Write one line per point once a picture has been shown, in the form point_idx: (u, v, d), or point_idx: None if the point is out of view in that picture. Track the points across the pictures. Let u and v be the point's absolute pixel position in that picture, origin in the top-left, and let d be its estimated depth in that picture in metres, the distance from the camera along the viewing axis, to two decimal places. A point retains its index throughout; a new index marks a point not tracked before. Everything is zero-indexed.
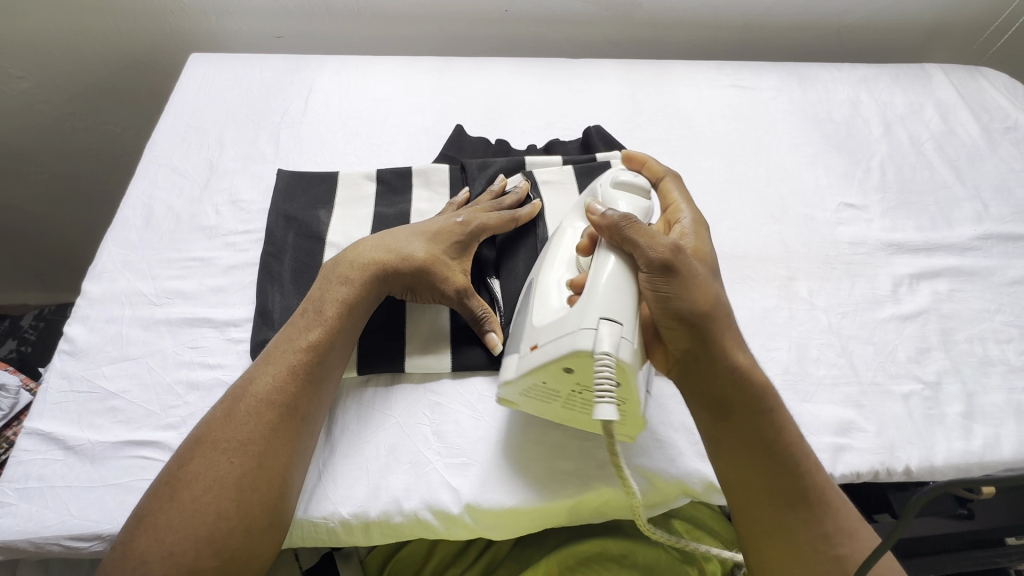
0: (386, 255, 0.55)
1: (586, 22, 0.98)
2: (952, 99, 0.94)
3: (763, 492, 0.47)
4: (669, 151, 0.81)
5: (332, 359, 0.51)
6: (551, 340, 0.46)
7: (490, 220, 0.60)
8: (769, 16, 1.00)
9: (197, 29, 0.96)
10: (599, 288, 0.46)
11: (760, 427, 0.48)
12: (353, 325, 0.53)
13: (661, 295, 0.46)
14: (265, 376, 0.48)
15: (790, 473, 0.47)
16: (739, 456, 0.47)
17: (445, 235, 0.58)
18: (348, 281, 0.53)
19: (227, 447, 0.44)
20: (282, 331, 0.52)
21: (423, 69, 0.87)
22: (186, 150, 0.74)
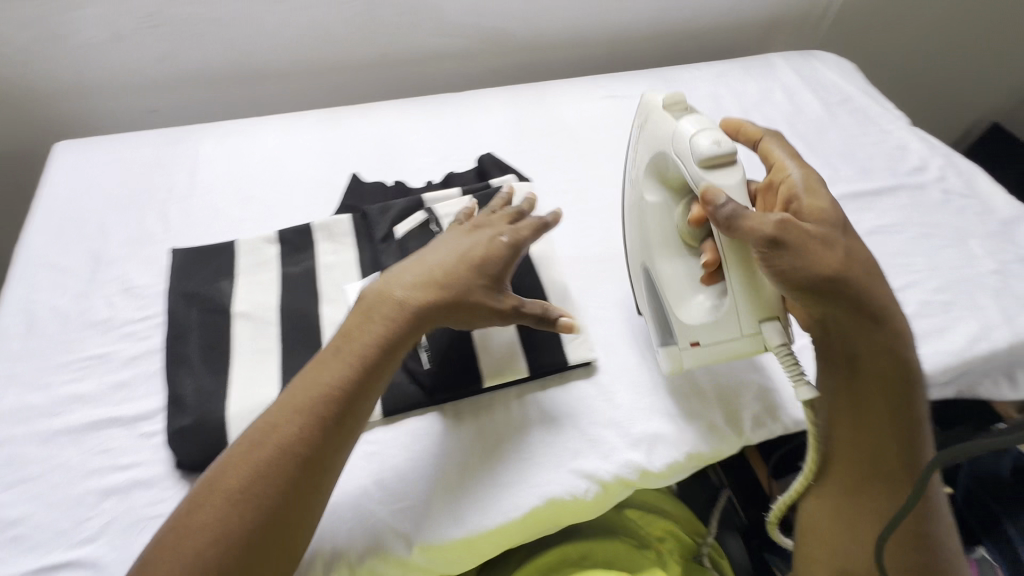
0: (426, 292, 0.54)
1: (464, 56, 1.03)
2: (794, 82, 1.06)
3: (875, 451, 0.52)
4: (560, 164, 0.86)
5: (341, 421, 0.49)
6: (715, 342, 0.54)
7: (529, 232, 0.60)
8: (629, 30, 1.10)
9: (61, 114, 0.92)
10: (740, 289, 0.52)
11: (874, 386, 0.53)
12: (368, 380, 0.51)
13: (786, 274, 0.49)
14: (263, 446, 0.46)
15: (898, 433, 0.52)
16: (869, 424, 0.52)
17: (477, 255, 0.57)
18: (403, 321, 0.53)
19: (211, 526, 0.43)
20: (307, 374, 0.50)
21: (310, 123, 0.88)
22: (65, 244, 0.70)
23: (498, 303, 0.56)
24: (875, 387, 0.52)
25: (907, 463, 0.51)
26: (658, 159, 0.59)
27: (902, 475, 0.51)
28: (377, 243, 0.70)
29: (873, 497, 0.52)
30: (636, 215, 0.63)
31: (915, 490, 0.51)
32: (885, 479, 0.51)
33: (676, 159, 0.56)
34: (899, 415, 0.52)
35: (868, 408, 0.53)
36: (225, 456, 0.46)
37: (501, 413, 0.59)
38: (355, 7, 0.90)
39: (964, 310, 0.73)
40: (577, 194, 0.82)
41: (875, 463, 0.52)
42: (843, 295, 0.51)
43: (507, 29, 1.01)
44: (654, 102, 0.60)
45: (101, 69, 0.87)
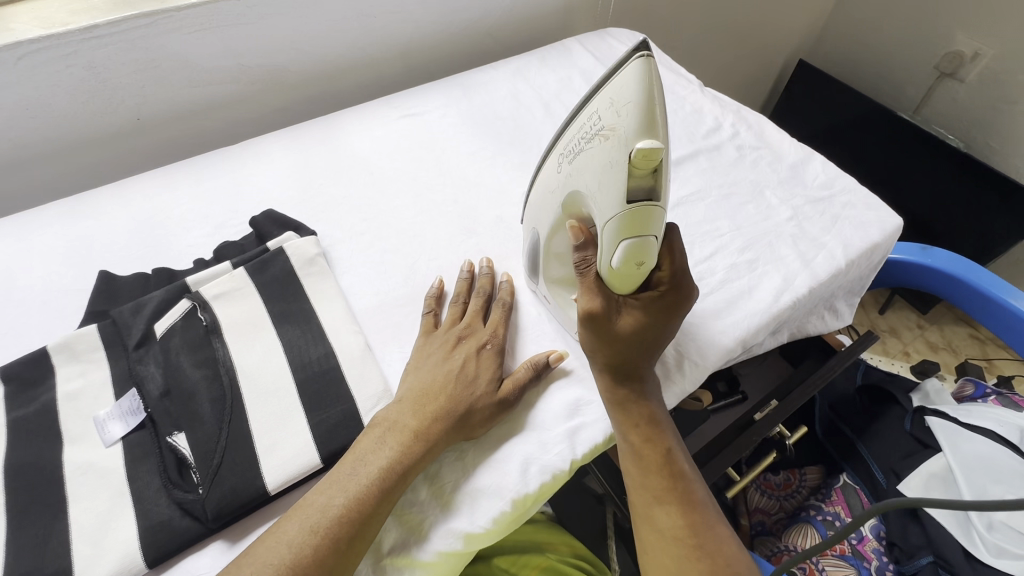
0: (428, 407, 0.54)
1: (237, 101, 0.92)
2: (591, 64, 1.06)
3: (653, 489, 0.54)
4: (354, 203, 0.79)
5: (350, 550, 0.48)
6: (559, 315, 0.64)
7: (501, 325, 0.63)
8: (420, 39, 1.03)
9: None
10: None
11: (647, 426, 0.56)
12: (376, 509, 0.49)
13: (603, 348, 0.55)
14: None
15: (674, 469, 0.55)
16: (640, 456, 0.55)
17: (466, 367, 0.58)
18: (406, 446, 0.52)
19: None
20: (315, 499, 0.49)
21: (46, 218, 0.74)
22: None
23: (502, 395, 0.57)
24: (650, 426, 0.56)
25: (682, 500, 0.54)
26: (580, 191, 0.51)
27: (681, 513, 0.53)
28: (130, 350, 0.60)
29: (660, 540, 0.52)
30: (550, 190, 0.57)
31: (701, 532, 0.52)
32: (666, 517, 0.53)
33: (596, 224, 0.50)
34: (674, 453, 0.56)
35: (646, 444, 0.55)
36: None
37: None
38: (75, 74, 0.76)
39: (767, 264, 0.74)
40: (374, 234, 0.75)
41: (656, 501, 0.54)
42: (624, 354, 0.55)
43: (278, 64, 0.91)
44: (626, 137, 0.44)
45: None
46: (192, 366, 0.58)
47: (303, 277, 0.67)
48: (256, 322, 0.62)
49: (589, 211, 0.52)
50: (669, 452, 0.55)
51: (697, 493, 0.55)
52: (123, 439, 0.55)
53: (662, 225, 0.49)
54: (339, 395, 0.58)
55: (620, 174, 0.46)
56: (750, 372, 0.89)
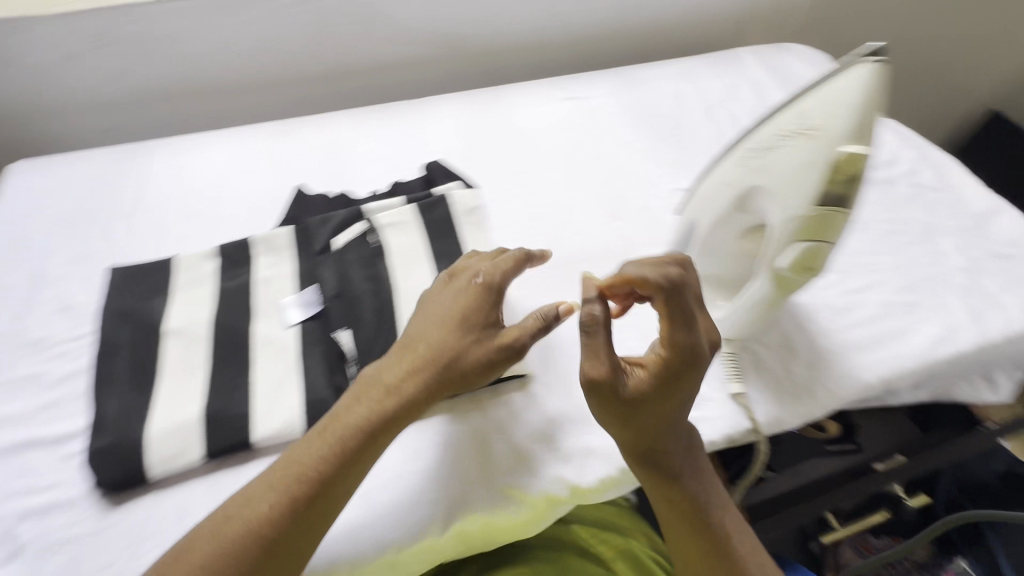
0: (437, 350, 0.51)
1: (421, 62, 1.01)
2: (762, 76, 1.03)
3: (697, 549, 0.51)
4: (512, 170, 0.84)
5: (341, 484, 0.48)
6: None
7: (507, 263, 0.55)
8: (593, 30, 1.07)
9: (22, 137, 0.92)
10: (724, 321, 0.60)
11: (687, 484, 0.51)
12: (369, 446, 0.49)
13: (638, 415, 0.48)
14: (257, 501, 0.46)
15: (710, 533, 0.51)
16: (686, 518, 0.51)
17: (469, 311, 0.53)
18: (353, 436, 0.48)
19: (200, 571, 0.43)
20: (254, 500, 0.46)
21: (260, 134, 0.87)
22: (10, 263, 0.71)
23: (503, 338, 0.52)
24: (678, 489, 0.51)
25: (723, 567, 0.51)
26: (760, 188, 0.52)
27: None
28: (315, 256, 0.69)
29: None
30: (721, 184, 0.58)
31: None
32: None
33: (771, 221, 0.51)
34: (707, 512, 0.51)
35: (673, 506, 0.51)
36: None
37: (430, 428, 0.58)
38: (305, 18, 0.89)
39: (927, 310, 0.69)
40: (526, 201, 0.80)
41: (691, 562, 0.52)
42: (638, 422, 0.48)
43: (464, 34, 0.99)
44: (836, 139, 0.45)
45: (60, 91, 0.88)
46: (361, 279, 0.66)
47: (461, 224, 0.73)
48: (418, 254, 0.70)
49: (765, 208, 0.52)
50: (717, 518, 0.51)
51: (743, 555, 0.51)
52: (299, 325, 0.64)
53: (841, 235, 0.48)
54: None
55: (817, 176, 0.46)
56: (876, 424, 0.76)
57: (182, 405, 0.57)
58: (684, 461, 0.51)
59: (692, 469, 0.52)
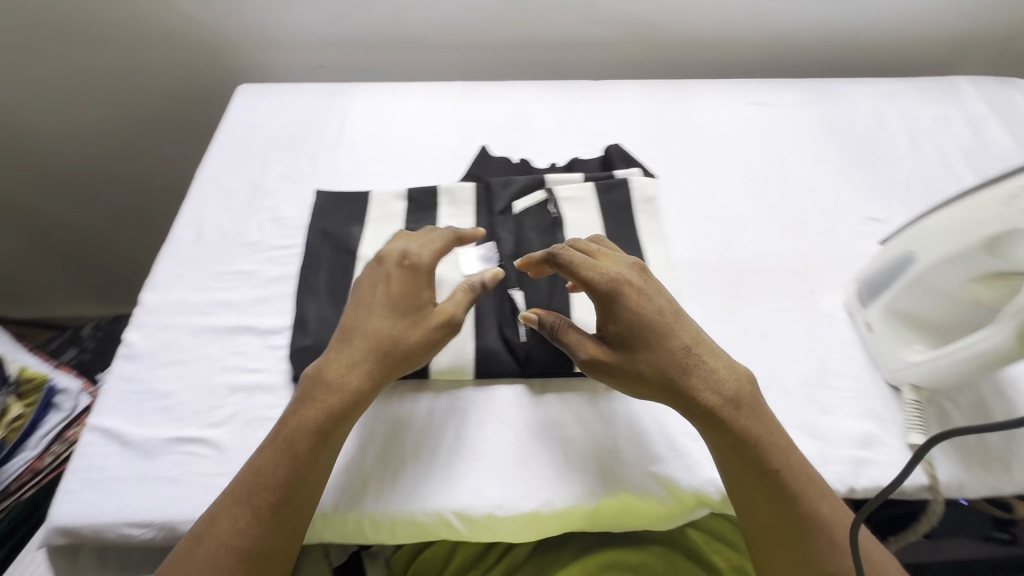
0: (354, 322, 0.55)
1: (605, 45, 1.01)
2: (982, 111, 0.92)
3: (765, 507, 0.51)
4: (688, 167, 0.82)
5: (326, 434, 0.51)
6: (880, 344, 0.62)
7: (435, 246, 0.59)
8: (792, 34, 1.01)
9: (244, 63, 1.04)
10: (924, 366, 0.57)
11: (729, 438, 0.52)
12: (348, 398, 0.52)
13: (620, 370, 0.54)
14: (259, 458, 0.50)
15: (772, 474, 0.51)
16: (742, 470, 0.51)
17: (410, 286, 0.56)
18: (311, 431, 0.51)
19: (224, 531, 0.47)
20: (217, 523, 0.48)
21: (450, 92, 0.91)
22: (233, 172, 0.80)
23: (437, 316, 0.55)
24: (721, 433, 0.52)
25: (792, 510, 0.50)
26: None
27: (790, 528, 0.50)
28: (494, 213, 0.72)
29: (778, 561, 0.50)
30: (964, 221, 0.53)
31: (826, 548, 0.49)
32: (774, 536, 0.50)
33: None
34: (763, 452, 0.51)
35: (729, 451, 0.52)
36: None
37: (591, 400, 0.59)
38: None
39: None
40: (701, 200, 0.78)
41: (760, 517, 0.51)
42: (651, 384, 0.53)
43: (657, 21, 0.97)
44: None
45: (284, 27, 0.97)
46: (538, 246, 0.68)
47: (637, 211, 0.73)
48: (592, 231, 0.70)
49: None
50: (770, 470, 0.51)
51: (814, 498, 0.50)
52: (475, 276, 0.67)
53: None
54: None
55: None
56: None
57: None
58: (722, 403, 0.52)
59: (736, 405, 0.53)
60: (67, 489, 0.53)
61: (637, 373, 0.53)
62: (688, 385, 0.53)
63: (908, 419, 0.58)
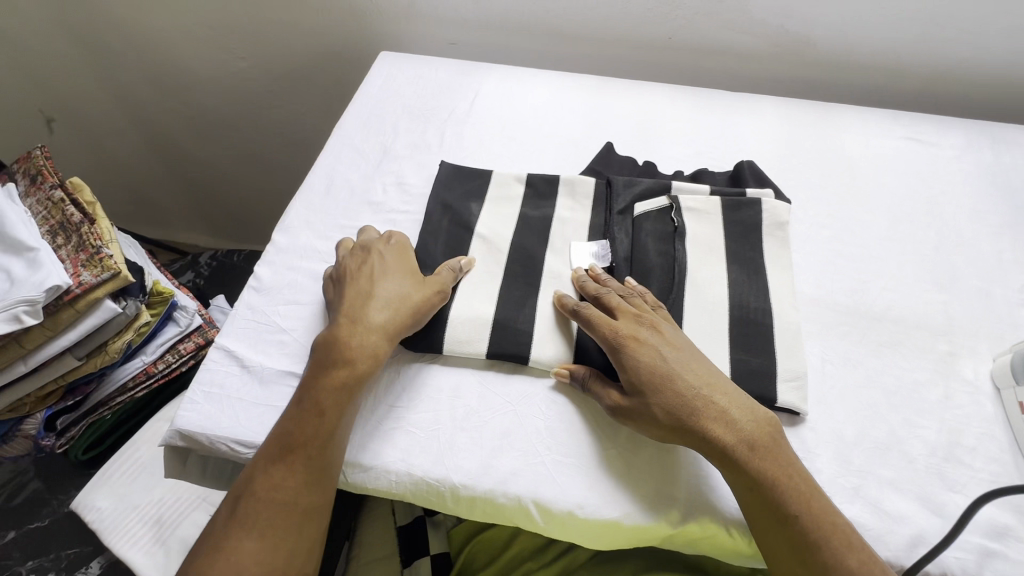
0: (349, 295, 0.59)
1: (748, 54, 0.96)
2: None
3: (789, 559, 0.48)
4: (826, 197, 0.77)
5: (339, 383, 0.54)
6: None
7: (397, 240, 0.65)
8: (966, 69, 0.91)
9: (385, 31, 1.08)
10: None
11: (746, 475, 0.49)
12: (352, 351, 0.55)
13: (638, 416, 0.52)
14: (278, 426, 0.53)
15: (790, 518, 0.47)
16: (762, 519, 0.49)
17: (395, 268, 0.61)
18: (333, 391, 0.53)
19: (263, 489, 0.51)
20: (255, 481, 0.51)
21: (581, 84, 0.90)
22: (366, 133, 0.84)
23: (432, 285, 0.60)
24: (734, 470, 0.50)
25: (814, 560, 0.46)
26: None
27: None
28: (612, 213, 0.70)
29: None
30: None
31: None
32: None
33: None
34: (781, 493, 0.48)
35: (746, 491, 0.49)
36: (216, 555, 0.49)
37: None
38: None
39: None
40: (835, 234, 0.73)
41: (778, 560, 0.48)
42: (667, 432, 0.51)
43: (812, 38, 0.91)
44: None
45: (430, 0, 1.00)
46: (655, 253, 0.66)
47: (765, 235, 0.68)
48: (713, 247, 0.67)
49: None
50: (789, 517, 0.48)
51: (838, 550, 0.46)
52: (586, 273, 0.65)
53: None
54: (762, 351, 0.60)
55: None
56: None
57: (480, 302, 0.63)
58: (736, 441, 0.50)
59: (750, 445, 0.50)
60: (191, 398, 0.58)
61: (654, 416, 0.51)
62: (703, 426, 0.50)
63: None
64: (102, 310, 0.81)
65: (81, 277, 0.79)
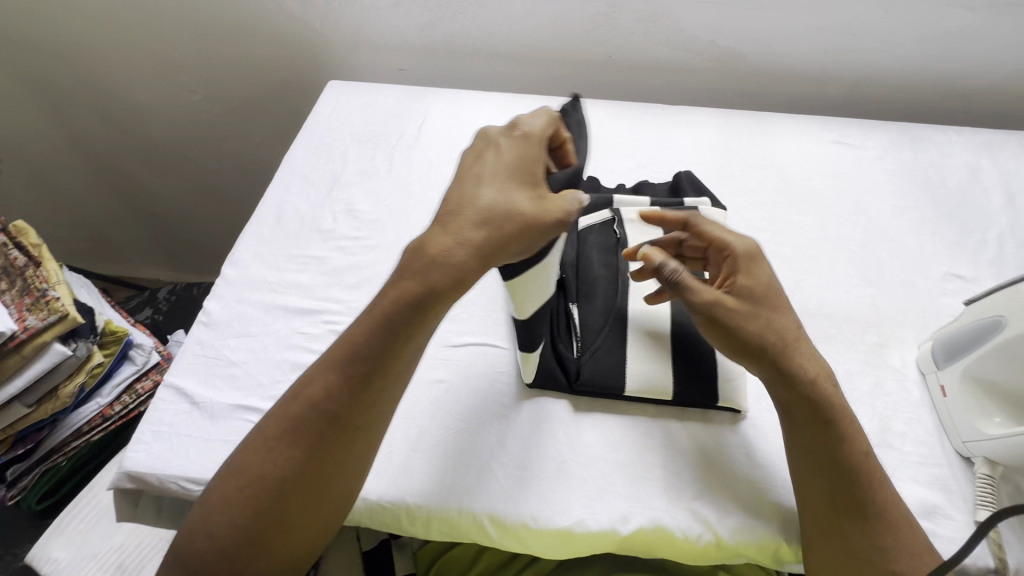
0: (458, 198, 0.52)
1: (685, 70, 1.00)
2: None
3: (837, 488, 0.49)
4: (760, 202, 0.81)
5: (422, 306, 0.50)
6: (951, 411, 0.59)
7: (541, 133, 0.55)
8: (884, 74, 0.97)
9: (335, 60, 1.10)
10: (998, 442, 0.53)
11: (829, 403, 0.52)
12: (442, 277, 0.49)
13: (744, 324, 0.53)
14: (355, 331, 0.51)
15: (861, 453, 0.51)
16: (817, 452, 0.51)
17: (517, 173, 0.52)
18: (408, 305, 0.49)
19: (322, 398, 0.49)
20: (318, 387, 0.49)
21: (526, 104, 0.93)
22: (315, 163, 0.85)
23: (552, 208, 0.51)
24: (811, 393, 0.52)
25: (859, 494, 0.49)
26: None
27: (858, 512, 0.48)
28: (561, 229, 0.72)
29: (840, 542, 0.48)
30: None
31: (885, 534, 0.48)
32: (834, 514, 0.49)
33: None
34: (855, 430, 0.52)
35: (822, 427, 0.51)
36: (263, 457, 0.48)
37: (636, 427, 0.58)
38: (598, 8, 0.93)
39: None
40: (770, 237, 0.76)
41: (819, 490, 0.50)
42: (772, 344, 0.53)
43: (742, 52, 0.96)
44: None
45: (376, 29, 1.02)
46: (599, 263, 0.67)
47: None
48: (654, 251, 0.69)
49: None
50: (866, 452, 0.51)
51: (886, 486, 0.50)
52: None
53: None
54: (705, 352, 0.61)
55: None
56: None
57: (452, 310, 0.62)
58: (827, 376, 0.54)
59: (834, 381, 0.54)
60: (139, 438, 0.58)
61: (762, 325, 0.53)
62: (803, 352, 0.54)
63: (979, 493, 0.54)
64: (51, 353, 0.79)
65: (26, 321, 0.77)
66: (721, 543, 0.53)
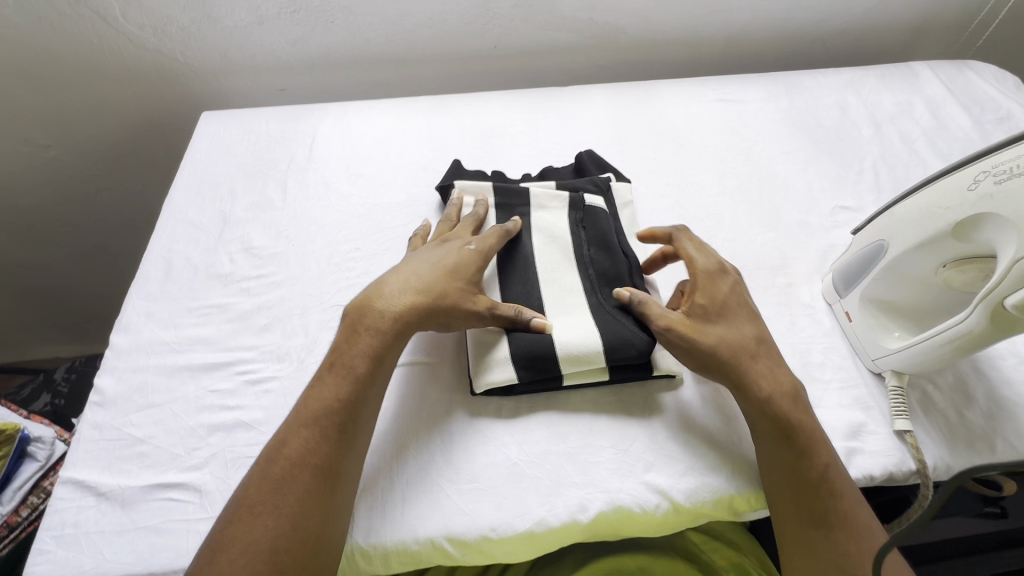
0: (390, 282, 0.58)
1: (570, 49, 1.01)
2: (941, 94, 0.93)
3: (797, 474, 0.51)
4: (660, 168, 0.83)
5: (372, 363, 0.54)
6: (858, 331, 0.63)
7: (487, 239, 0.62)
8: (751, 30, 1.02)
9: (205, 89, 1.02)
10: (902, 351, 0.57)
11: (791, 396, 0.54)
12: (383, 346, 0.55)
13: (695, 334, 0.55)
14: (325, 390, 0.53)
15: (818, 439, 0.52)
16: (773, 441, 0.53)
17: (445, 268, 0.59)
18: (365, 358, 0.54)
19: (296, 455, 0.49)
20: (289, 443, 0.50)
21: (418, 106, 0.91)
22: (200, 203, 0.78)
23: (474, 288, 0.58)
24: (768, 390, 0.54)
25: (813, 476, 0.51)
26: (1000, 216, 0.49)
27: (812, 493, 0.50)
28: (567, 219, 0.66)
29: (801, 523, 0.50)
30: (940, 204, 0.54)
31: (846, 513, 0.50)
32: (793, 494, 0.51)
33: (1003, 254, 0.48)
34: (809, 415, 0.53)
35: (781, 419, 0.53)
36: (243, 528, 0.45)
37: (578, 414, 0.58)
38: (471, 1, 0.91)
39: None
40: (675, 201, 0.79)
41: (777, 472, 0.52)
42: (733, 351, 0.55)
43: (619, 26, 0.98)
44: None
45: (245, 51, 0.96)
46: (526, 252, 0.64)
47: None
48: (556, 233, 0.65)
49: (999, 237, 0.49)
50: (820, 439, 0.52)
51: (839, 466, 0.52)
52: None
53: None
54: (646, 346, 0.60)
55: None
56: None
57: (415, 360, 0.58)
58: (783, 372, 0.56)
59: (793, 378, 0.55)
60: (40, 549, 0.51)
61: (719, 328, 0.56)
62: (759, 354, 0.56)
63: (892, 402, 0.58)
64: None
65: None
66: (681, 512, 0.54)
